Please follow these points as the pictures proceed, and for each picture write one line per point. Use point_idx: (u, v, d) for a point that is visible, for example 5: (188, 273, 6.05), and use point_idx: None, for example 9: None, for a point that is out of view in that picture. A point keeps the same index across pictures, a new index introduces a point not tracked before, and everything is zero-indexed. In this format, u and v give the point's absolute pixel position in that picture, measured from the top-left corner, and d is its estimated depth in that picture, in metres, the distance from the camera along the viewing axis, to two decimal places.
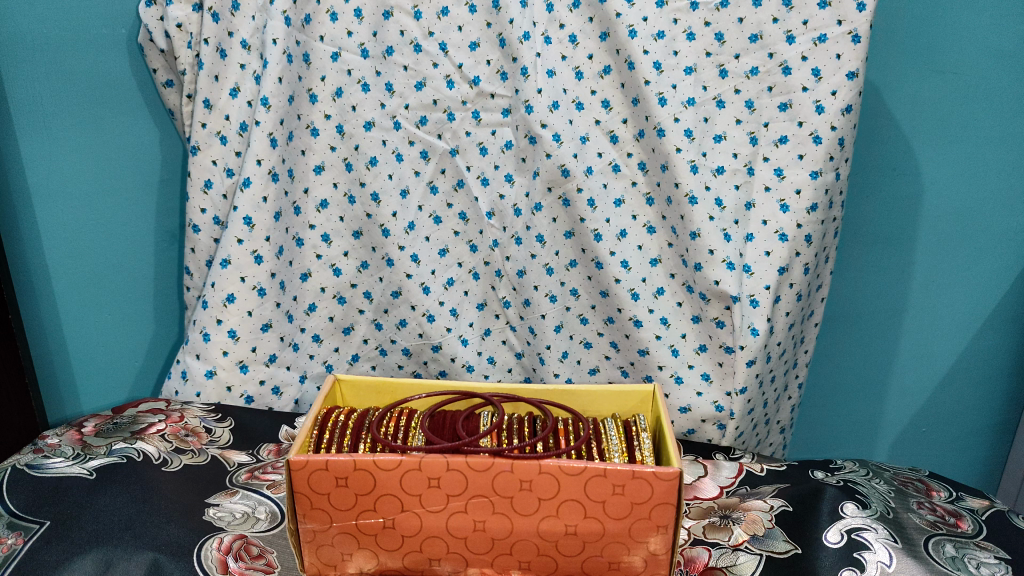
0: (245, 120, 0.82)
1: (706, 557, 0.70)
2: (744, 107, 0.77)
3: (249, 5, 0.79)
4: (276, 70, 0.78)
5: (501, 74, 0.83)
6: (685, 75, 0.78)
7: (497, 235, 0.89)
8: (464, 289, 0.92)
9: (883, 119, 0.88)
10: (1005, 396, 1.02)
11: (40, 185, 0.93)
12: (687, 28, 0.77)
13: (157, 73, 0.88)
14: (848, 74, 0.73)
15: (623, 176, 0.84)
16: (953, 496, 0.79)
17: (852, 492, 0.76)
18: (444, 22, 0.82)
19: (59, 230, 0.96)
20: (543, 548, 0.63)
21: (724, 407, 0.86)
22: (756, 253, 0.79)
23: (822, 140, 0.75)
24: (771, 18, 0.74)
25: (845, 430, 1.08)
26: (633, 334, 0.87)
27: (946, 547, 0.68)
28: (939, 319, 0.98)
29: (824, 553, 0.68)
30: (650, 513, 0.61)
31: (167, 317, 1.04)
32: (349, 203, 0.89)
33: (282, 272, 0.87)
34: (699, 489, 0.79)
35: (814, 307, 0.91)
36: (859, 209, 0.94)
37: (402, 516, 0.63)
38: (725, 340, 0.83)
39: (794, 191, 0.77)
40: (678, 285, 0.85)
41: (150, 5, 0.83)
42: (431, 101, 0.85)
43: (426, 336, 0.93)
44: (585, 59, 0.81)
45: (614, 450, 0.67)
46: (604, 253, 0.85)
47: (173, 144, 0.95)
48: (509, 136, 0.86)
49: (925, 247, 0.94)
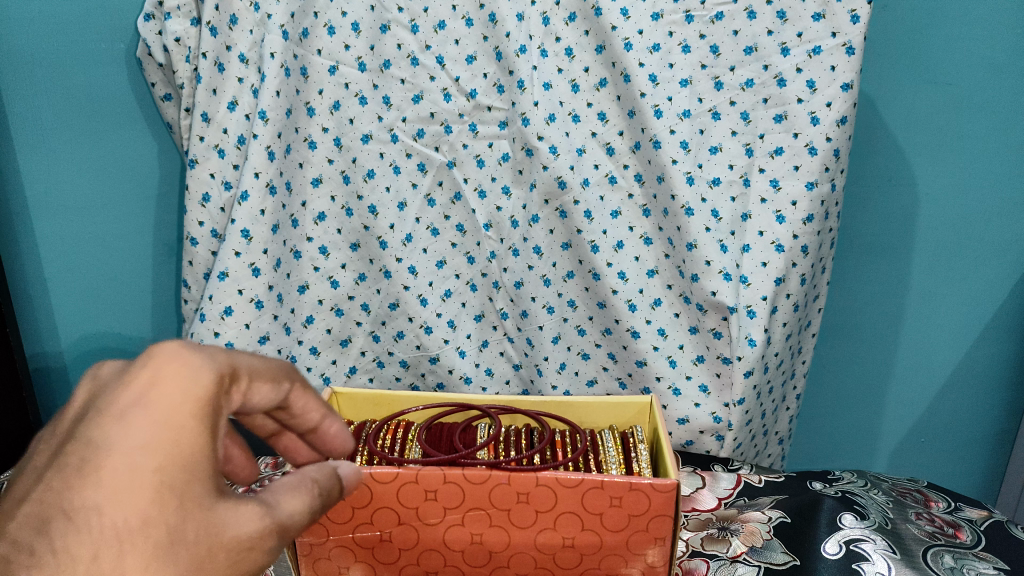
0: (244, 133, 0.82)
1: (704, 569, 0.70)
2: (740, 118, 0.78)
3: (247, 19, 0.78)
4: (273, 84, 0.78)
5: (498, 87, 0.84)
6: (680, 87, 0.78)
7: (495, 246, 0.89)
8: (462, 300, 0.93)
9: (879, 129, 0.89)
10: (1004, 405, 1.02)
11: (38, 196, 0.94)
12: (682, 41, 0.77)
13: (157, 86, 0.88)
14: (842, 86, 0.74)
15: (620, 188, 0.84)
16: (951, 507, 0.79)
17: (850, 503, 0.76)
18: (441, 35, 0.82)
19: (57, 242, 0.97)
20: (541, 560, 0.63)
21: (722, 419, 0.86)
22: (752, 263, 0.79)
23: (818, 151, 0.76)
24: (765, 31, 0.75)
25: (844, 440, 1.08)
26: (631, 345, 0.87)
27: (945, 558, 0.68)
28: (936, 329, 0.98)
29: (823, 565, 0.68)
30: (648, 524, 0.61)
31: (165, 330, 1.03)
32: (346, 215, 0.89)
33: (280, 284, 0.87)
34: (697, 501, 0.79)
35: (812, 318, 0.91)
36: (856, 219, 0.94)
37: (399, 529, 0.62)
38: (723, 351, 0.83)
39: (790, 202, 0.77)
40: (676, 296, 0.86)
41: (149, 19, 0.84)
42: (429, 114, 0.85)
43: (424, 347, 0.93)
44: (582, 72, 0.81)
45: (612, 462, 0.67)
46: (601, 264, 0.85)
47: (172, 157, 0.94)
48: (506, 148, 0.86)
49: (922, 256, 0.94)
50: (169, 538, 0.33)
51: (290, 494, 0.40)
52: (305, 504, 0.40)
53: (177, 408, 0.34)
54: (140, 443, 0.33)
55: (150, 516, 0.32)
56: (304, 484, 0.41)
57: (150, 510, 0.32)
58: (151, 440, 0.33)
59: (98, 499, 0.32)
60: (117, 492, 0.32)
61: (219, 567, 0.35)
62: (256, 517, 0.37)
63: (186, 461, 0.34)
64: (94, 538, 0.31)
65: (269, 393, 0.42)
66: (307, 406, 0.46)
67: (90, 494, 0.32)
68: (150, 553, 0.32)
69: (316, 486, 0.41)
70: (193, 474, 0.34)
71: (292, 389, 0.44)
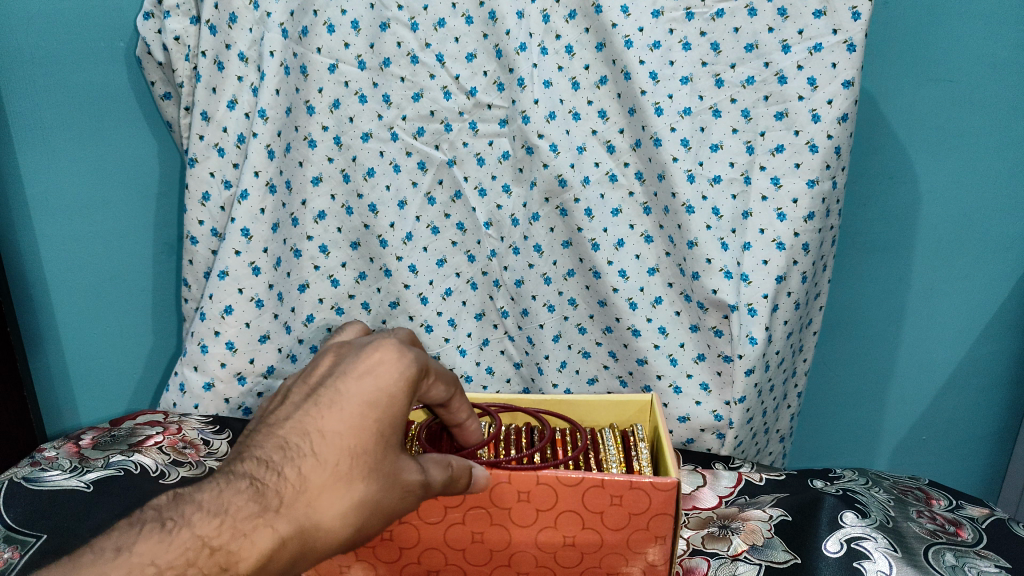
0: (243, 132, 0.82)
1: (705, 567, 0.70)
2: (741, 116, 0.77)
3: (247, 17, 0.78)
4: (273, 82, 0.78)
5: (497, 85, 0.83)
6: (681, 84, 0.78)
7: (495, 245, 0.89)
8: (462, 299, 0.92)
9: (881, 127, 0.88)
10: (1006, 403, 1.02)
11: (39, 196, 0.94)
12: (683, 38, 0.77)
13: (156, 85, 0.88)
14: (843, 83, 0.73)
15: (621, 186, 0.84)
16: (953, 505, 0.79)
17: (851, 501, 0.76)
18: (441, 33, 0.82)
19: (58, 242, 0.96)
20: (542, 559, 0.63)
21: (723, 417, 0.86)
22: (753, 261, 0.79)
23: (819, 148, 0.75)
24: (766, 28, 0.74)
25: (845, 438, 1.08)
26: (632, 343, 0.87)
27: (946, 556, 0.68)
28: (938, 326, 0.98)
29: (824, 563, 0.68)
30: (648, 523, 0.60)
31: (165, 328, 1.04)
32: (347, 214, 0.89)
33: (280, 283, 0.87)
34: (698, 499, 0.79)
35: (813, 315, 0.91)
36: (856, 216, 0.94)
37: (400, 528, 0.62)
38: (724, 349, 0.83)
39: (791, 199, 0.77)
40: (676, 294, 0.85)
41: (149, 18, 0.84)
42: (429, 112, 0.85)
43: (424, 346, 0.93)
44: (582, 69, 0.81)
45: (612, 461, 0.67)
46: (602, 262, 0.85)
47: (172, 157, 0.95)
48: (507, 147, 0.86)
49: (923, 254, 0.94)
50: (375, 467, 0.49)
51: (441, 465, 0.55)
52: (449, 475, 0.55)
53: (392, 384, 0.51)
54: (370, 398, 0.50)
55: (367, 447, 0.49)
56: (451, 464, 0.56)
57: (368, 443, 0.49)
58: (377, 398, 0.50)
59: (341, 428, 0.49)
60: (352, 427, 0.49)
61: (395, 497, 0.51)
62: (420, 472, 0.53)
63: (395, 417, 0.51)
64: (334, 453, 0.48)
65: (442, 392, 0.60)
66: (460, 408, 0.63)
67: (337, 422, 0.49)
68: (364, 474, 0.49)
69: (457, 467, 0.56)
70: (396, 430, 0.51)
71: (454, 394, 0.62)
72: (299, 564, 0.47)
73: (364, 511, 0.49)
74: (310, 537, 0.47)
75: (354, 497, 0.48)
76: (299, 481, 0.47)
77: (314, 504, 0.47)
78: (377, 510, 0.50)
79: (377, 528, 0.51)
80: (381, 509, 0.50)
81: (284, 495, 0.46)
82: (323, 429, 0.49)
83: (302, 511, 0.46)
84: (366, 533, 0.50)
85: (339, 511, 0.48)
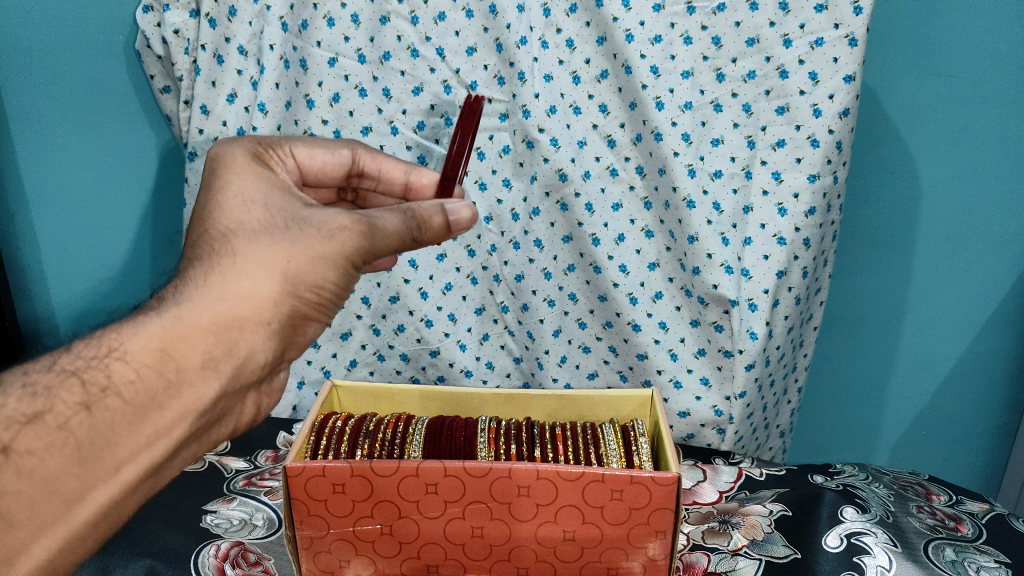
0: (243, 126, 0.82)
1: (705, 562, 0.69)
2: (743, 110, 0.77)
3: (247, 10, 0.78)
4: (273, 76, 0.79)
5: (498, 79, 0.82)
6: (682, 79, 0.77)
7: (495, 239, 0.89)
8: (462, 293, 0.92)
9: (881, 122, 0.88)
10: (1006, 398, 1.02)
11: (38, 191, 0.95)
12: (684, 32, 0.75)
13: (155, 79, 0.87)
14: (845, 78, 0.72)
15: (621, 180, 0.84)
16: (953, 500, 0.79)
17: (851, 496, 0.76)
18: (441, 26, 0.80)
19: (55, 237, 0.98)
20: (542, 554, 0.63)
21: (724, 412, 0.87)
22: (754, 256, 0.79)
23: (820, 143, 0.75)
24: (767, 22, 0.73)
25: (844, 433, 1.09)
26: (632, 338, 0.88)
27: (946, 551, 0.68)
28: (938, 323, 0.98)
29: (824, 558, 0.68)
30: (649, 517, 0.60)
31: None
32: None
33: None
34: (698, 494, 0.79)
35: (814, 311, 0.90)
36: (857, 211, 0.94)
37: (400, 523, 0.62)
38: (724, 344, 0.84)
39: (792, 194, 0.77)
40: (677, 289, 0.86)
41: (148, 11, 0.82)
42: (429, 106, 0.84)
43: (424, 341, 0.94)
44: (583, 64, 0.80)
45: (612, 456, 0.67)
46: (602, 257, 0.86)
47: (171, 151, 0.94)
48: (507, 140, 0.85)
49: (924, 252, 0.94)
50: (262, 229, 0.52)
51: (391, 209, 0.55)
52: (403, 216, 0.55)
53: (240, 169, 0.57)
54: (225, 182, 0.55)
55: (242, 217, 0.53)
56: (403, 208, 0.56)
57: (243, 214, 0.53)
58: (230, 178, 0.56)
59: (211, 215, 0.53)
60: (219, 208, 0.53)
61: (315, 237, 0.52)
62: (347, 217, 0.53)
63: (259, 184, 0.55)
64: (211, 234, 0.52)
65: (329, 154, 0.66)
66: (381, 164, 0.69)
67: (205, 213, 0.54)
68: (251, 236, 0.51)
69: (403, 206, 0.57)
70: (275, 198, 0.55)
71: (356, 154, 0.68)
72: (236, 335, 0.49)
73: (276, 261, 0.51)
74: (222, 304, 0.49)
75: (254, 255, 0.50)
76: (191, 272, 0.50)
77: (209, 279, 0.49)
78: (293, 257, 0.51)
79: (312, 277, 0.52)
80: (300, 255, 0.51)
81: (173, 290, 0.50)
82: (200, 219, 0.54)
83: (200, 289, 0.49)
84: (307, 285, 0.52)
85: (241, 274, 0.50)
